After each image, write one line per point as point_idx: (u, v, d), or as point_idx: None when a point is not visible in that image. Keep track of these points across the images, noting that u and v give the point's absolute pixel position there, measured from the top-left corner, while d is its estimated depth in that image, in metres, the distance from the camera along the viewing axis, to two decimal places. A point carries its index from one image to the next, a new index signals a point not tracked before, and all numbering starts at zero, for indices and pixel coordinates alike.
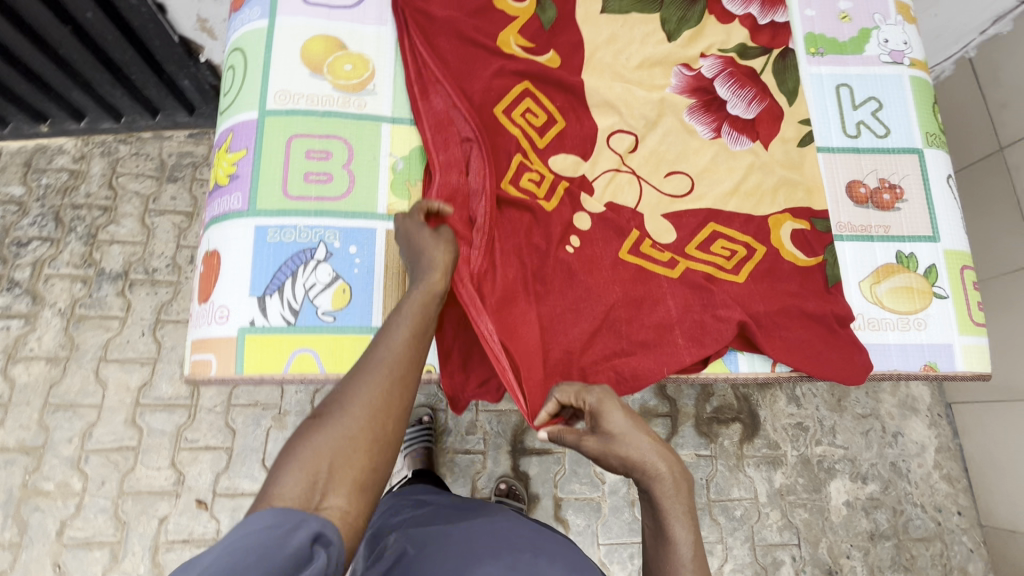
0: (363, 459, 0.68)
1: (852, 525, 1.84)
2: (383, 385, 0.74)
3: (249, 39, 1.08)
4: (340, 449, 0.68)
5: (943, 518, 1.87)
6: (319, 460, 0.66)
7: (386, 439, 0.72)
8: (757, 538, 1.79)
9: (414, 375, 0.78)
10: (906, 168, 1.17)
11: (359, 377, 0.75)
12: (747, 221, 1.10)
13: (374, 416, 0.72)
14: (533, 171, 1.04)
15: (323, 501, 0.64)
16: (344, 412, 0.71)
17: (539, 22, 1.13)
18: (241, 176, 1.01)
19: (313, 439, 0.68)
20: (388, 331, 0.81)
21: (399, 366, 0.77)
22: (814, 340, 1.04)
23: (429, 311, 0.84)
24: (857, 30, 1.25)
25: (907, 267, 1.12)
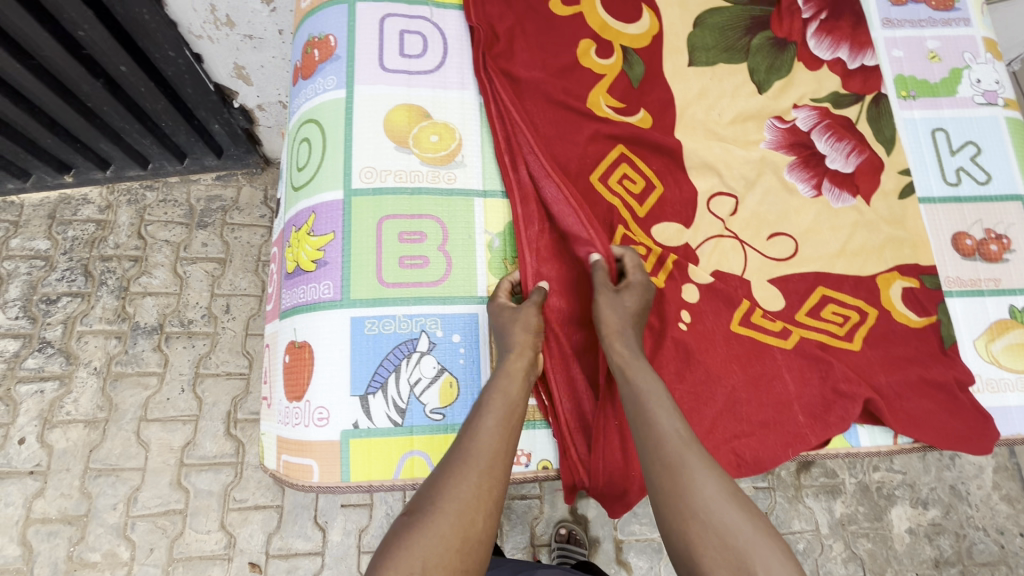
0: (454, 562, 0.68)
1: (916, 552, 1.74)
2: (472, 479, 0.74)
3: (326, 110, 1.01)
4: (432, 551, 0.68)
5: (1006, 541, 1.77)
6: (412, 561, 0.67)
7: (478, 537, 0.70)
8: (822, 572, 1.71)
9: (503, 465, 0.77)
10: (1011, 216, 1.12)
11: (446, 472, 0.75)
12: (857, 283, 1.05)
13: (463, 513, 0.71)
14: (638, 244, 0.98)
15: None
16: (434, 511, 0.71)
17: (628, 78, 1.08)
18: (330, 262, 0.95)
19: (404, 539, 0.69)
20: (474, 423, 0.80)
21: (487, 459, 0.77)
22: (937, 410, 0.98)
23: (515, 400, 0.83)
24: (947, 71, 1.20)
25: (1021, 323, 1.07)
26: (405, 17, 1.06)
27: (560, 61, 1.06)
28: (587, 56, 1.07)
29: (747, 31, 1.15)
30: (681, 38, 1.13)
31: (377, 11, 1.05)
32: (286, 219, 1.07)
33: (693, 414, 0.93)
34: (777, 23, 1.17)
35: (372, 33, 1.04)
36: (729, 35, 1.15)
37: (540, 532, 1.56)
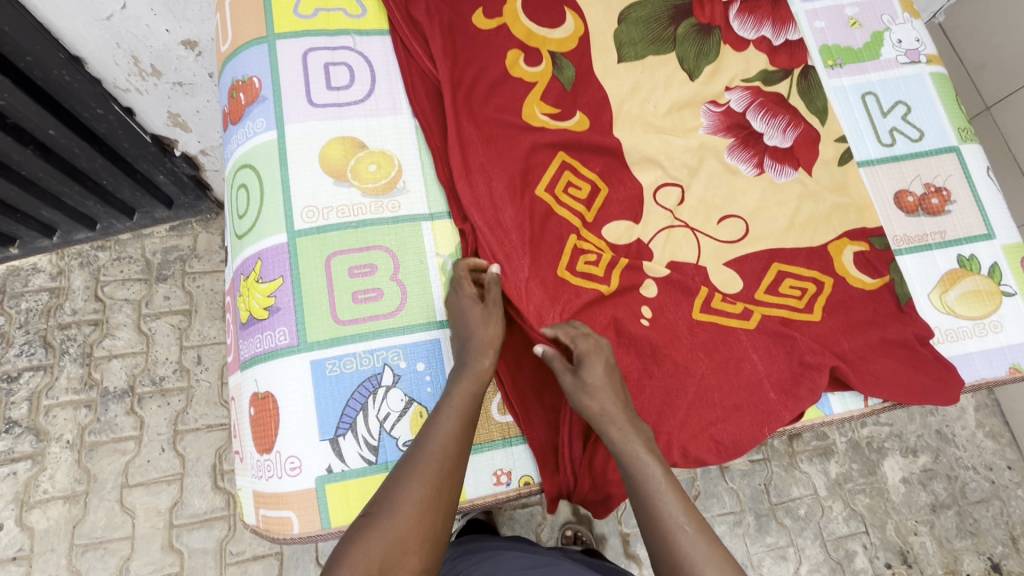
0: (412, 560, 0.71)
1: (913, 500, 1.78)
2: (431, 480, 0.77)
3: (259, 154, 0.99)
4: (390, 551, 0.71)
5: (996, 476, 1.82)
6: (370, 563, 0.69)
7: (433, 536, 0.74)
8: (826, 533, 1.72)
9: (460, 466, 0.80)
10: (947, 168, 1.15)
11: (405, 472, 0.77)
12: (809, 254, 1.06)
13: (422, 516, 0.74)
14: (589, 251, 0.98)
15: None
16: (392, 513, 0.73)
17: (560, 84, 1.08)
18: (283, 307, 0.93)
19: (363, 541, 0.71)
20: (433, 424, 0.82)
21: (447, 462, 0.79)
22: (902, 368, 1.00)
23: (472, 398, 0.85)
24: (869, 35, 1.23)
25: (970, 270, 1.10)
26: (328, 49, 1.04)
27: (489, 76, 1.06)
28: (516, 66, 1.07)
29: (671, 20, 1.17)
30: (607, 36, 1.14)
31: (299, 47, 1.03)
32: (234, 268, 1.05)
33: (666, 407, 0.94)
34: (699, 9, 1.18)
35: (297, 70, 1.02)
36: (653, 26, 1.16)
37: (540, 532, 1.52)
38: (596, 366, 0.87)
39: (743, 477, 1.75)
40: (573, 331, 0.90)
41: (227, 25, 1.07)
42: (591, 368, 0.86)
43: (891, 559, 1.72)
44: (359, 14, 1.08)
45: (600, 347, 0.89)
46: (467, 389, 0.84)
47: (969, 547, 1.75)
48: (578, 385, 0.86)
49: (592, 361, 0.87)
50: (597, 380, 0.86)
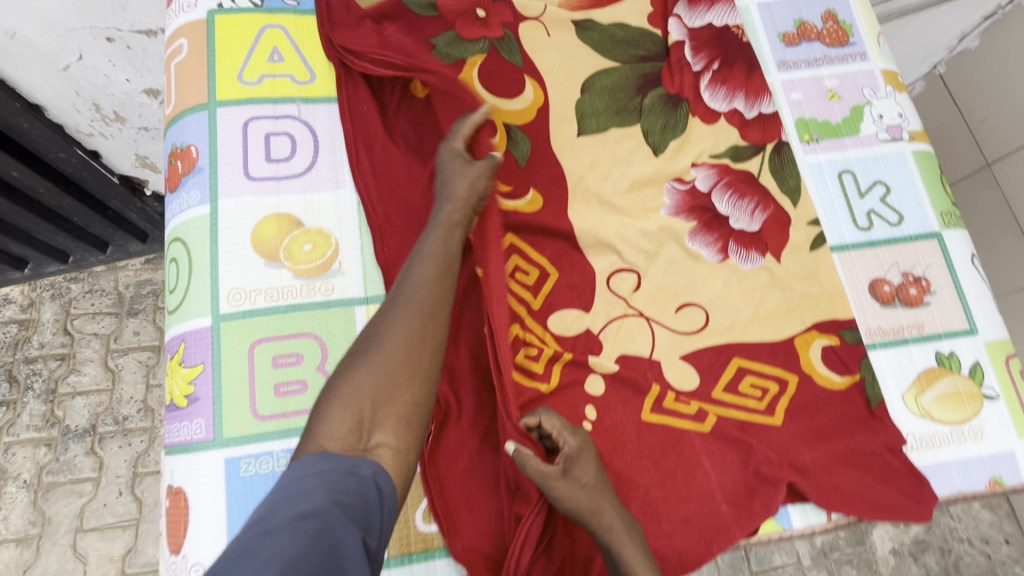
0: (404, 398, 0.71)
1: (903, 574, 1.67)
2: (412, 327, 0.75)
3: (189, 229, 0.95)
4: (380, 387, 0.70)
5: (992, 550, 1.71)
6: (361, 399, 0.69)
7: (422, 373, 0.74)
8: None
9: (444, 314, 0.79)
10: (928, 256, 1.08)
11: (387, 317, 0.76)
12: (773, 349, 0.99)
13: (408, 352, 0.73)
14: (530, 344, 0.92)
15: (371, 440, 0.67)
16: (379, 352, 0.73)
17: (514, 159, 1.03)
18: (201, 397, 0.87)
19: (349, 382, 0.70)
20: (413, 269, 0.81)
21: (429, 301, 0.78)
22: (868, 482, 0.92)
23: (449, 249, 0.84)
24: (848, 109, 1.16)
25: (949, 369, 1.02)
26: (271, 118, 1.00)
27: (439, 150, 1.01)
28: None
29: (638, 90, 1.11)
30: (568, 107, 1.08)
31: (240, 116, 0.99)
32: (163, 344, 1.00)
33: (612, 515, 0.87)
34: (668, 78, 1.13)
35: (236, 140, 0.98)
36: (617, 97, 1.10)
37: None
38: (585, 464, 0.80)
39: None
40: (561, 423, 0.82)
41: (171, 88, 1.03)
42: (582, 470, 0.79)
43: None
44: (307, 80, 1.03)
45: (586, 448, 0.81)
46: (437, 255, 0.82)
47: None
48: (570, 488, 0.78)
49: (582, 460, 0.80)
50: (589, 480, 0.79)
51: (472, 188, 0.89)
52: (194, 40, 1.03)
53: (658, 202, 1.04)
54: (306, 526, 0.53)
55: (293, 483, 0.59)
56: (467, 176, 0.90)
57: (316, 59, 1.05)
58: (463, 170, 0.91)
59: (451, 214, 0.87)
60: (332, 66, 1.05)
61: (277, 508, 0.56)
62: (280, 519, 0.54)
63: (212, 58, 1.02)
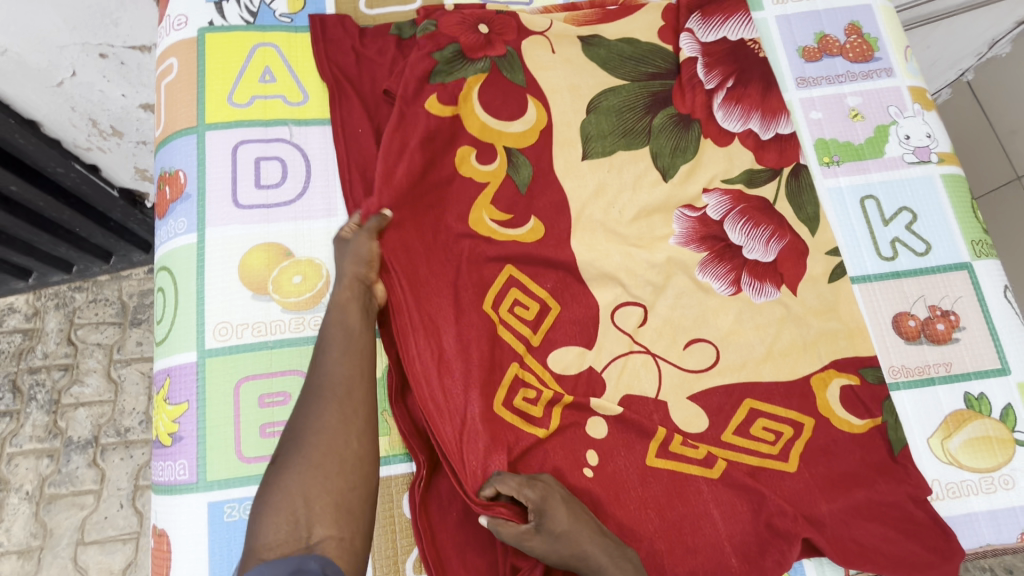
0: (339, 485, 0.66)
1: None
2: (332, 408, 0.71)
3: (177, 258, 0.91)
4: (310, 482, 0.65)
5: None
6: (293, 499, 0.64)
7: (355, 455, 0.69)
8: None
9: (364, 386, 0.74)
10: (957, 289, 1.01)
11: (304, 409, 0.71)
12: (788, 390, 0.93)
13: (333, 438, 0.69)
14: (529, 387, 0.87)
15: (313, 536, 0.62)
16: (300, 450, 0.68)
17: (514, 184, 0.98)
18: (186, 437, 0.84)
19: (278, 481, 0.65)
20: (320, 358, 0.76)
21: (345, 382, 0.73)
22: (890, 536, 0.86)
23: (358, 327, 0.79)
24: (872, 129, 1.09)
25: (979, 412, 0.96)
26: (261, 142, 0.96)
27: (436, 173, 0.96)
28: (465, 163, 0.98)
29: (646, 110, 1.06)
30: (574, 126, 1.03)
31: (229, 139, 0.95)
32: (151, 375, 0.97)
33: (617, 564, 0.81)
34: (679, 97, 1.07)
35: (225, 165, 0.94)
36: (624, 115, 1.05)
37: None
38: (557, 510, 0.74)
39: None
40: (517, 480, 0.76)
41: (161, 110, 1.00)
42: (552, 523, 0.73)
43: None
44: (299, 101, 0.99)
45: (549, 489, 0.76)
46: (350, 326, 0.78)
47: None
48: (548, 541, 0.72)
49: (550, 506, 0.74)
50: (564, 525, 0.73)
51: (360, 262, 0.84)
52: (184, 59, 0.99)
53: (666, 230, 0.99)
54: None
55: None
56: (353, 254, 0.84)
57: (309, 79, 1.01)
58: (360, 234, 0.86)
59: (359, 281, 0.83)
60: (326, 85, 1.00)
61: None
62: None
63: (201, 79, 0.98)
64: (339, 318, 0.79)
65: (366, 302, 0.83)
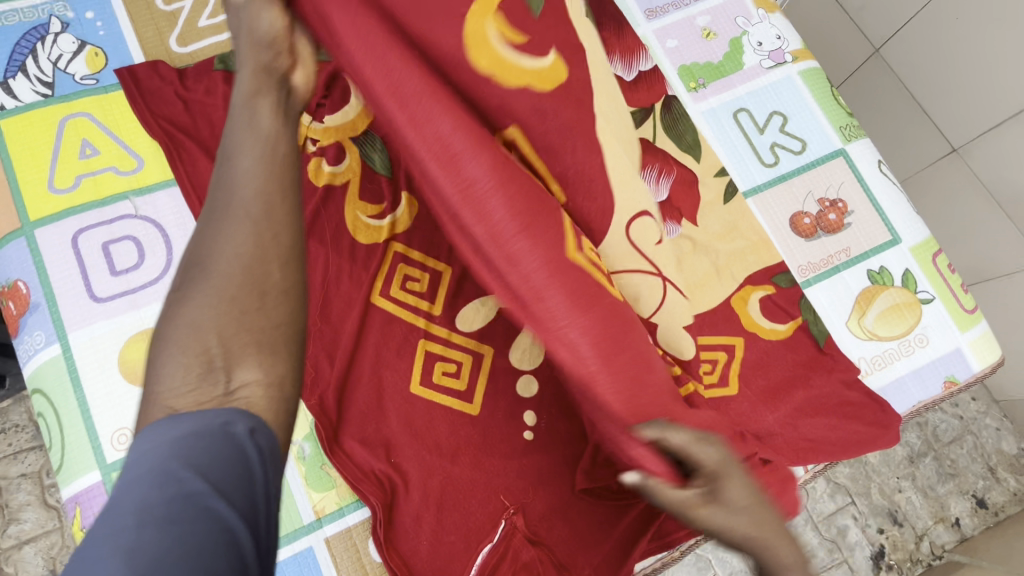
0: (259, 321, 0.52)
1: (889, 456, 1.55)
2: (244, 228, 0.54)
3: (46, 376, 0.82)
4: (221, 319, 0.51)
5: (963, 410, 1.60)
6: (205, 337, 0.50)
7: (280, 287, 0.54)
8: (815, 514, 1.49)
9: (285, 204, 0.56)
10: (838, 176, 1.05)
11: (210, 229, 0.54)
12: (713, 317, 0.95)
13: (251, 265, 0.53)
14: (446, 361, 0.86)
15: (232, 381, 0.49)
16: (210, 276, 0.52)
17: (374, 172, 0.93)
18: None
19: (180, 317, 0.50)
20: (228, 166, 0.57)
21: (262, 199, 0.55)
22: (834, 423, 0.91)
23: (271, 125, 0.59)
24: (727, 44, 1.11)
25: (884, 285, 1.01)
26: (102, 224, 0.86)
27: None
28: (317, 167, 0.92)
29: None
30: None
31: (65, 231, 0.85)
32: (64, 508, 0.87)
33: (601, 534, 0.82)
34: None
35: (68, 260, 0.84)
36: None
37: None
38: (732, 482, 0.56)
39: None
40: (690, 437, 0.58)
41: None
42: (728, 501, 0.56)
43: (881, 524, 1.51)
44: (134, 168, 0.89)
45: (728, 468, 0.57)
46: (257, 126, 0.58)
47: (951, 490, 1.54)
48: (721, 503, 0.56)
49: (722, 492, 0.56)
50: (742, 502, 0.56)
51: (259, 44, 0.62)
52: None
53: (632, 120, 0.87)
54: (183, 515, 0.39)
55: (131, 467, 0.42)
56: (251, 30, 0.62)
57: (138, 141, 0.91)
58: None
59: (268, 69, 0.61)
60: (158, 143, 0.91)
61: (123, 497, 0.39)
62: (130, 509, 0.38)
63: (11, 172, 0.86)
64: (245, 123, 0.59)
65: (282, 99, 0.61)
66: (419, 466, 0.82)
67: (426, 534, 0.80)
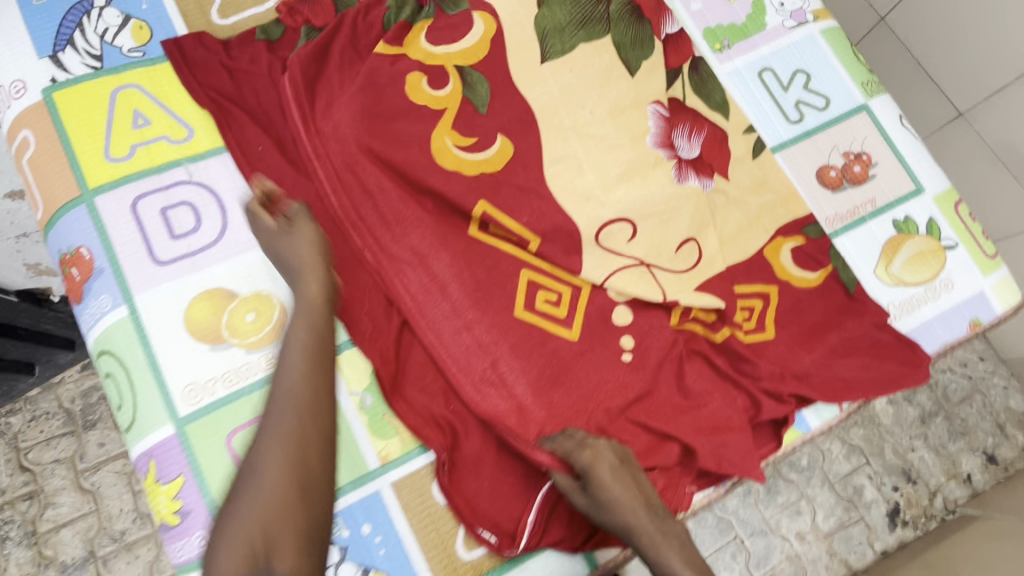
0: (308, 518, 0.66)
1: (901, 418, 1.60)
2: (290, 419, 0.70)
3: (114, 337, 0.85)
4: (267, 516, 0.64)
5: (971, 370, 1.65)
6: (251, 534, 0.63)
7: (316, 479, 0.68)
8: (832, 476, 1.54)
9: (326, 396, 0.73)
10: (862, 131, 1.09)
11: (257, 441, 0.70)
12: (749, 267, 0.98)
13: (294, 462, 0.68)
14: (546, 291, 0.91)
15: (269, 549, 0.62)
16: (254, 478, 0.67)
17: (474, 106, 0.95)
18: (193, 508, 0.80)
19: (235, 515, 0.65)
20: (280, 361, 0.75)
21: (302, 397, 0.72)
22: (868, 363, 0.95)
23: (323, 343, 0.76)
24: (749, 6, 1.14)
25: (909, 233, 1.05)
26: (159, 190, 0.89)
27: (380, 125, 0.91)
28: (417, 89, 0.93)
29: None
30: (407, 96, 0.93)
31: (124, 197, 0.87)
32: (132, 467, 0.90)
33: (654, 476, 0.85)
34: None
35: (128, 225, 0.87)
36: (473, 83, 0.95)
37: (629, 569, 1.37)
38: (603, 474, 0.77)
39: None
40: (571, 440, 0.81)
41: (34, 189, 0.90)
42: (601, 482, 0.77)
43: (897, 482, 1.55)
44: (185, 137, 0.92)
45: (599, 454, 0.79)
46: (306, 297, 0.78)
47: (963, 448, 1.59)
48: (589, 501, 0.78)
49: (597, 474, 0.77)
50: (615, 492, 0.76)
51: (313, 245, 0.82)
52: (39, 128, 0.89)
53: (662, 80, 1.02)
54: None
55: None
56: (303, 239, 0.82)
57: (187, 110, 0.93)
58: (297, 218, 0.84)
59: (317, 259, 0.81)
60: (207, 112, 0.93)
61: None
62: None
63: (67, 142, 0.89)
64: (279, 252, 0.83)
65: (327, 283, 0.81)
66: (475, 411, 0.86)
67: (486, 476, 0.84)
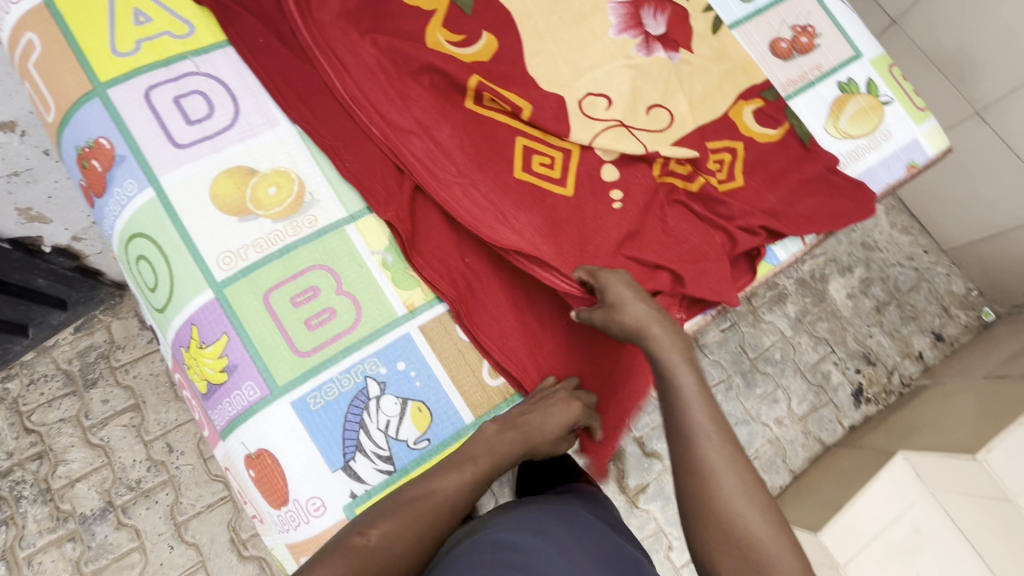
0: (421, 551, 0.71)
1: (860, 310, 1.74)
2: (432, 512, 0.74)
3: (143, 218, 0.90)
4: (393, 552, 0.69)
5: (916, 262, 1.79)
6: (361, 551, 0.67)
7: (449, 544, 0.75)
8: (801, 364, 1.68)
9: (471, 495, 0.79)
10: (805, 7, 1.21)
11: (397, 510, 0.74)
12: (716, 128, 1.10)
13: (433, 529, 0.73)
14: (540, 155, 1.00)
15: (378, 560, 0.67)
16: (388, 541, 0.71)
17: (459, 9, 1.06)
18: (239, 361, 0.87)
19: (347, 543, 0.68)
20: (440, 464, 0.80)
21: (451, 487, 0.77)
22: (824, 201, 1.08)
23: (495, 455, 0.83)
24: None
25: (852, 93, 1.19)
26: (170, 81, 0.93)
27: (371, 19, 1.02)
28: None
29: None
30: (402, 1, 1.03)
31: (136, 89, 0.92)
32: (167, 349, 0.96)
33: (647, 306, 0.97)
34: None
35: (144, 114, 0.91)
36: None
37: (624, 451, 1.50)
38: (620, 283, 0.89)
39: (720, 346, 1.67)
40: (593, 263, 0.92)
41: (43, 90, 0.94)
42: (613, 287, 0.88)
43: (859, 365, 1.70)
44: (187, 33, 0.97)
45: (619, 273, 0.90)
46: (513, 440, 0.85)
47: (913, 330, 1.74)
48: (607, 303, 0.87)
49: (614, 281, 0.89)
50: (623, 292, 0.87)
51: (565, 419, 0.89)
52: (44, 31, 0.93)
53: None
54: None
55: None
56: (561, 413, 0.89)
57: (186, 9, 0.98)
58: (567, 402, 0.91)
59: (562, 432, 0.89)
60: (207, 10, 0.98)
61: None
62: None
63: (73, 41, 0.92)
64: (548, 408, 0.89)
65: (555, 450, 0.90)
66: (487, 269, 0.96)
67: (506, 324, 0.94)
